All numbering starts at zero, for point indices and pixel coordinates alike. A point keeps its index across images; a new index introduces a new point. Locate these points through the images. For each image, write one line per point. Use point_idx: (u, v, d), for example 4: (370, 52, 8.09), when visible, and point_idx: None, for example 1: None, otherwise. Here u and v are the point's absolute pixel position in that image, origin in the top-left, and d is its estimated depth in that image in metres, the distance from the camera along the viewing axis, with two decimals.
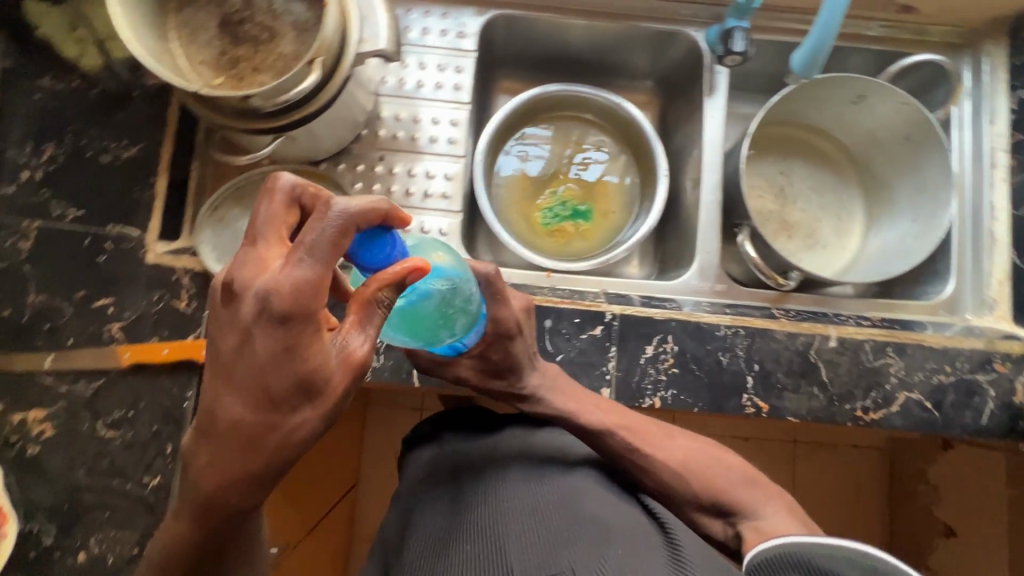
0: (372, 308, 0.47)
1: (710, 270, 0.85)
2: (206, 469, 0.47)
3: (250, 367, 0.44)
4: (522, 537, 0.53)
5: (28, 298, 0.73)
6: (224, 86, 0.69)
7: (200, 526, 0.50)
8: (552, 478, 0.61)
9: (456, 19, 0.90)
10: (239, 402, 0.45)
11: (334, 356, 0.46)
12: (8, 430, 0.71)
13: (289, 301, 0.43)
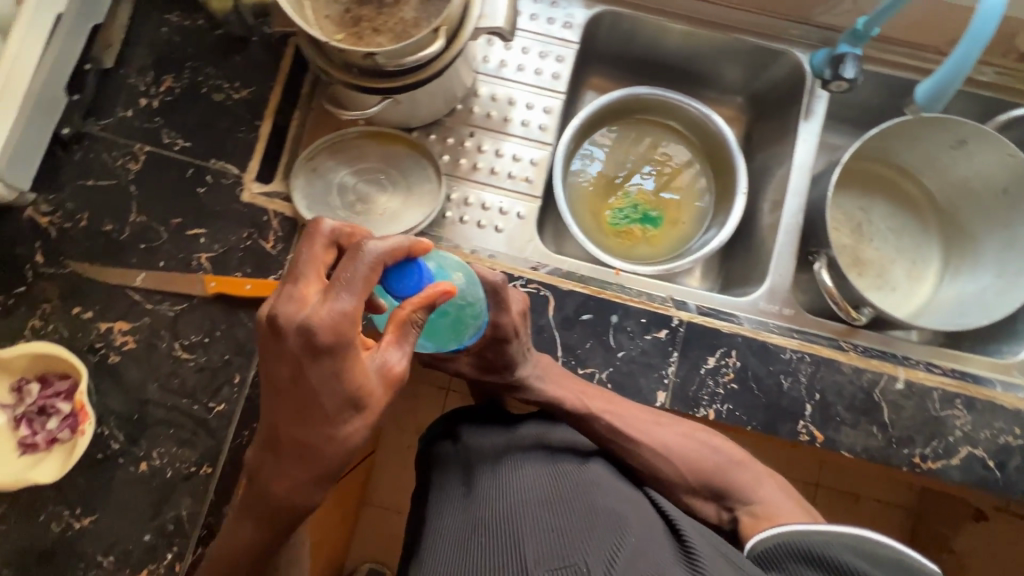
0: (407, 328, 0.49)
1: (781, 294, 0.84)
2: (271, 475, 0.51)
3: (299, 393, 0.46)
4: (535, 531, 0.52)
5: (130, 217, 0.78)
6: (344, 41, 0.71)
7: (265, 526, 0.54)
8: (565, 470, 0.60)
9: (564, 9, 0.91)
10: (292, 419, 0.48)
11: (373, 374, 0.48)
12: (94, 337, 0.75)
13: (327, 335, 0.44)
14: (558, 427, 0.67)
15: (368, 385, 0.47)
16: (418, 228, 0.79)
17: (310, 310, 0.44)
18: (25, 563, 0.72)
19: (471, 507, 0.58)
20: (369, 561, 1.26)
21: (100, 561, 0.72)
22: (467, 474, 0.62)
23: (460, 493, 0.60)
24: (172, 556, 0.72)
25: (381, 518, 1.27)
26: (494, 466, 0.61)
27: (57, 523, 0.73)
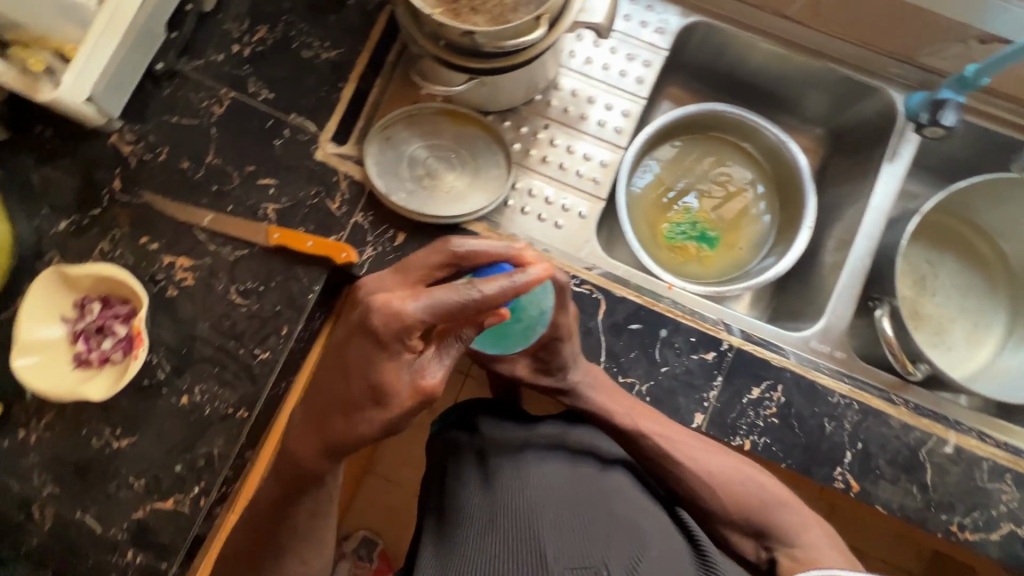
0: (451, 341, 0.49)
1: (834, 335, 0.82)
2: (301, 435, 0.54)
3: (343, 370, 0.49)
4: (557, 525, 0.52)
5: (207, 158, 0.80)
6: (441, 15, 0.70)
7: (291, 478, 0.57)
8: (587, 472, 0.60)
9: (659, 14, 0.89)
10: (333, 390, 0.50)
11: (405, 380, 0.47)
12: (156, 268, 0.78)
13: (377, 324, 0.46)
14: (577, 428, 0.66)
15: (395, 389, 0.47)
16: (481, 213, 0.79)
17: (382, 296, 0.47)
18: (63, 472, 0.75)
19: (488, 496, 0.57)
20: (364, 529, 1.28)
21: (132, 482, 0.75)
22: (483, 463, 0.61)
23: (476, 481, 0.59)
24: (199, 490, 0.75)
25: (382, 490, 1.28)
26: (514, 457, 0.60)
27: (98, 439, 0.76)
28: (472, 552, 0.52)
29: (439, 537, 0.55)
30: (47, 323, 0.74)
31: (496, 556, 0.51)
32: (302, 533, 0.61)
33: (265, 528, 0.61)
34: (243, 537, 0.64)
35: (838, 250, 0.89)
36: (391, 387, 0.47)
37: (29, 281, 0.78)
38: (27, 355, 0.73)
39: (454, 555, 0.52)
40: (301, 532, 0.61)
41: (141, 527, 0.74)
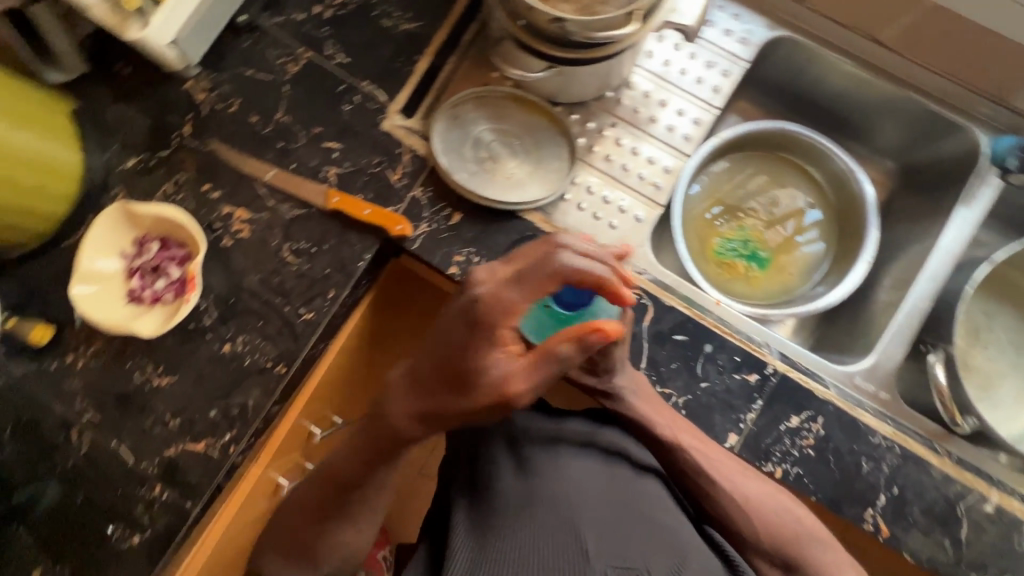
0: (548, 358, 0.49)
1: (880, 376, 0.80)
2: (395, 406, 0.57)
3: (446, 351, 0.52)
4: (598, 522, 0.53)
5: (276, 115, 0.80)
6: None
7: (376, 440, 0.61)
8: (620, 474, 0.61)
9: (744, 24, 0.88)
10: (432, 369, 0.53)
11: (496, 374, 0.50)
12: (214, 216, 0.79)
13: (486, 312, 0.49)
14: (606, 429, 0.66)
15: (486, 380, 0.50)
16: (538, 203, 0.78)
17: (488, 286, 0.51)
18: (104, 401, 0.78)
19: (526, 481, 0.57)
20: None
21: (167, 420, 0.77)
22: (516, 449, 0.61)
23: (511, 466, 0.59)
24: (230, 437, 0.76)
25: None
26: (549, 448, 0.60)
27: (140, 375, 0.78)
28: (509, 535, 0.52)
29: (474, 515, 0.56)
30: (109, 257, 0.77)
31: (535, 542, 0.51)
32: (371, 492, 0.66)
33: (335, 485, 0.66)
34: (310, 490, 0.69)
35: (894, 288, 0.87)
36: (487, 378, 0.50)
37: (94, 213, 0.81)
38: (85, 283, 0.75)
39: (493, 534, 0.53)
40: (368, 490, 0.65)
41: (171, 465, 0.76)
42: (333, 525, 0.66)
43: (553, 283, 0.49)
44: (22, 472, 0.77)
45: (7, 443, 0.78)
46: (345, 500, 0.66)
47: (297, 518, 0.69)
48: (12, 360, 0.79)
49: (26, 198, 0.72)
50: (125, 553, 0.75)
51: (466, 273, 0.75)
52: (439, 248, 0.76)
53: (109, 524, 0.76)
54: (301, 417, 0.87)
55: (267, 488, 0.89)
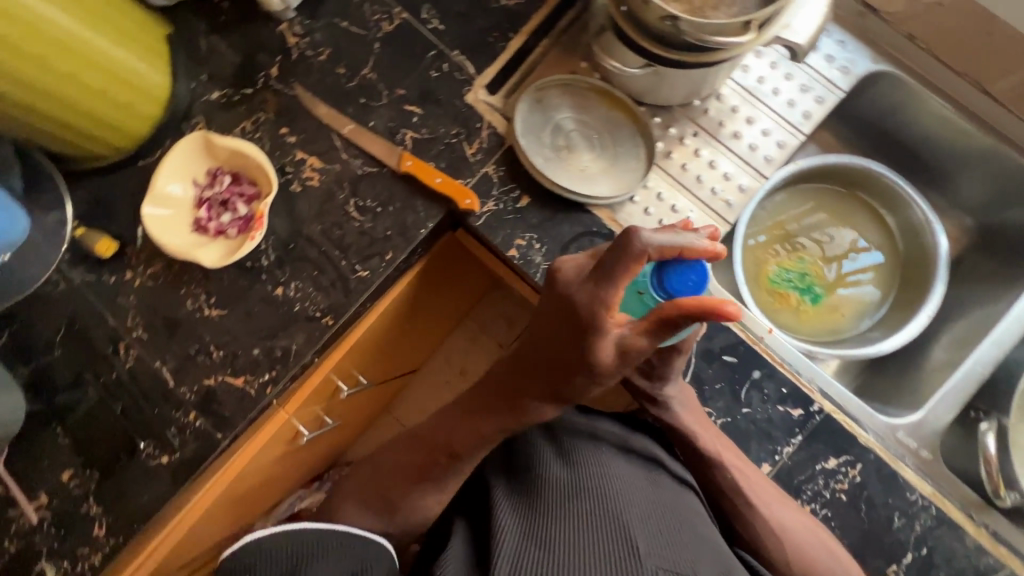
0: (667, 327, 0.47)
1: (925, 436, 0.78)
2: (519, 388, 0.59)
3: (554, 338, 0.54)
4: (643, 522, 0.53)
5: (363, 70, 0.81)
6: None
7: (485, 414, 0.62)
8: (659, 481, 0.61)
9: (848, 53, 0.86)
10: (549, 354, 0.55)
11: (610, 353, 0.50)
12: (288, 160, 0.80)
13: (584, 310, 0.51)
14: (636, 435, 0.66)
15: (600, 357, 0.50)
16: (608, 201, 0.77)
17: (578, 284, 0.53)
18: (153, 322, 0.80)
19: (570, 471, 0.57)
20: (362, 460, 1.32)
21: (212, 350, 0.79)
22: (555, 440, 0.61)
23: (552, 454, 0.59)
24: (269, 377, 0.78)
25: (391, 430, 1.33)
26: (589, 443, 0.61)
27: (192, 302, 0.79)
28: (555, 523, 0.52)
29: (516, 498, 0.56)
30: (183, 183, 0.78)
31: (583, 534, 0.51)
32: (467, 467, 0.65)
33: (434, 456, 0.65)
34: (397, 456, 0.68)
35: (953, 346, 0.86)
36: (601, 360, 0.50)
37: (173, 137, 0.82)
38: (158, 205, 0.77)
39: (538, 518, 0.53)
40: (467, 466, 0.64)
41: (208, 394, 0.78)
42: (420, 493, 0.65)
43: (638, 265, 0.48)
44: (67, 376, 0.80)
45: (56, 345, 0.80)
46: (440, 471, 0.65)
47: (375, 482, 0.68)
48: (73, 267, 0.81)
49: (112, 112, 0.74)
50: (152, 471, 0.78)
51: (525, 258, 0.75)
52: (502, 229, 0.76)
53: (141, 440, 0.78)
54: (333, 370, 0.87)
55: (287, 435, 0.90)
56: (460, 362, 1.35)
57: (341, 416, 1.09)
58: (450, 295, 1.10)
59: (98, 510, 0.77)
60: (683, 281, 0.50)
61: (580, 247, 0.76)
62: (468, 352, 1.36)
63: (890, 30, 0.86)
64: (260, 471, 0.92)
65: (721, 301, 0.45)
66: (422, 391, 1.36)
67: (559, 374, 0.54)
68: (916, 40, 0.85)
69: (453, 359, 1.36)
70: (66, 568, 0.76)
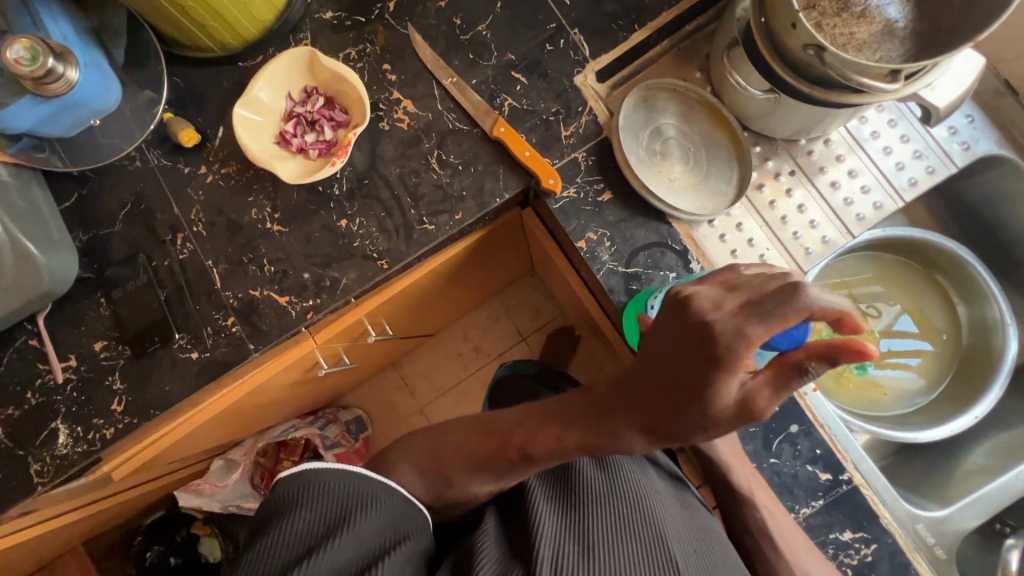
0: (795, 373, 0.41)
1: (946, 535, 0.78)
2: (617, 411, 0.53)
3: (672, 368, 0.47)
4: (673, 530, 0.62)
5: (478, 27, 0.80)
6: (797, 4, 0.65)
7: (564, 425, 0.58)
8: (682, 497, 0.69)
9: (973, 129, 0.83)
10: (653, 383, 0.49)
11: (736, 402, 0.43)
12: (383, 97, 0.79)
13: (730, 340, 0.43)
14: (659, 453, 0.75)
15: (720, 402, 0.44)
16: (690, 217, 0.74)
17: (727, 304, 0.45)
18: (215, 220, 0.80)
19: (604, 476, 0.65)
20: (359, 409, 1.31)
21: (264, 264, 0.79)
22: None
23: (587, 457, 0.67)
24: (313, 303, 0.78)
25: (395, 388, 1.33)
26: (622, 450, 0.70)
27: (257, 212, 0.80)
28: (597, 520, 0.61)
29: (555, 494, 0.64)
30: (277, 92, 0.78)
31: (623, 534, 0.60)
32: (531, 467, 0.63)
33: (502, 449, 0.63)
34: (463, 436, 0.68)
35: (996, 454, 0.85)
36: (719, 406, 0.44)
37: (277, 46, 0.82)
38: (248, 109, 0.76)
39: (578, 515, 0.61)
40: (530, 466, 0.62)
41: (251, 304, 0.79)
42: (479, 479, 0.66)
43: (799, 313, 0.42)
44: (121, 252, 0.81)
45: (119, 220, 0.81)
46: (505, 464, 0.63)
47: (433, 452, 0.70)
48: (152, 148, 0.82)
49: (231, 7, 0.74)
50: (181, 363, 0.78)
51: (591, 253, 0.74)
52: (576, 218, 0.75)
53: (176, 331, 0.79)
54: (366, 315, 0.86)
55: (306, 365, 0.89)
56: (478, 338, 1.34)
57: (358, 360, 1.08)
58: (493, 270, 1.09)
59: (121, 387, 0.79)
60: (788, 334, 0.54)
61: (650, 256, 0.74)
62: (486, 330, 1.34)
63: (1020, 118, 0.83)
64: (272, 392, 0.91)
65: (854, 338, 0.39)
66: (432, 356, 1.34)
67: (662, 408, 0.48)
68: None
69: (471, 334, 1.34)
70: (79, 434, 0.78)
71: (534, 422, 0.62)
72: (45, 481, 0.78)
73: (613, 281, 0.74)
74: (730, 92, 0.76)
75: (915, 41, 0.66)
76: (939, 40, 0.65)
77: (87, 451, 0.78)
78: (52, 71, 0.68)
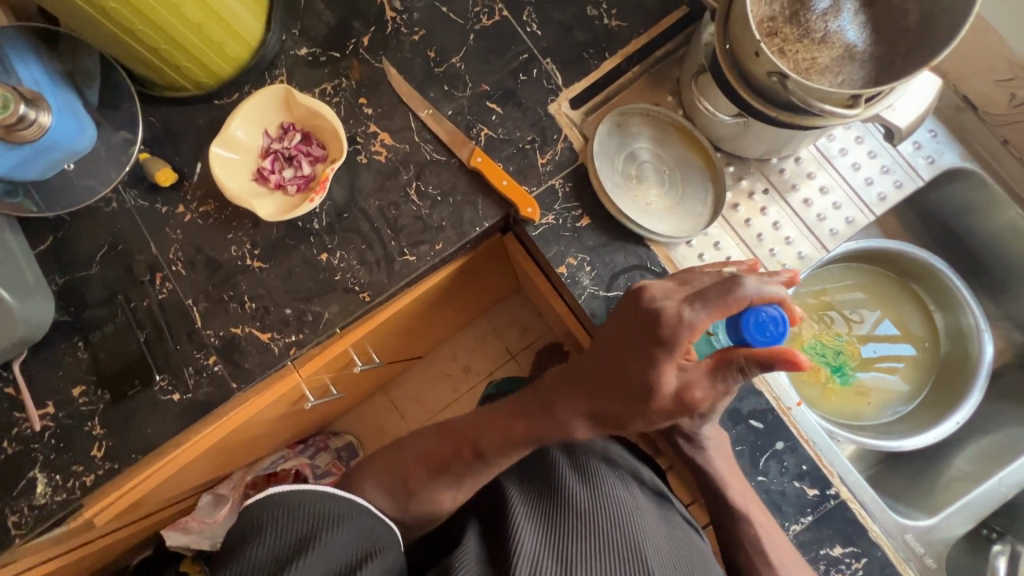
0: (729, 368, 0.51)
1: (935, 544, 0.79)
2: (565, 403, 0.61)
3: (616, 361, 0.57)
4: (654, 547, 0.61)
5: (452, 58, 0.81)
6: (758, 30, 0.66)
7: (525, 417, 0.65)
8: (664, 513, 0.69)
9: (938, 143, 0.85)
10: (607, 373, 0.58)
11: (673, 386, 0.53)
12: (360, 130, 0.80)
13: (668, 328, 0.53)
14: (644, 468, 0.75)
15: (662, 388, 0.53)
16: (667, 239, 0.75)
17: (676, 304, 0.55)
18: (194, 259, 0.80)
19: (585, 489, 0.65)
20: (348, 435, 1.30)
21: (245, 301, 0.78)
22: (573, 456, 0.70)
23: (570, 471, 0.68)
24: (295, 339, 0.77)
25: (385, 412, 1.32)
26: (606, 465, 0.70)
27: (237, 248, 0.79)
28: (580, 537, 0.60)
29: (539, 511, 0.64)
30: (254, 130, 0.78)
31: (602, 550, 0.59)
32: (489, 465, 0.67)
33: (460, 449, 0.69)
34: (425, 441, 0.72)
35: (979, 460, 0.86)
36: (661, 390, 0.53)
37: (252, 83, 0.83)
38: (225, 148, 0.77)
39: (558, 529, 0.61)
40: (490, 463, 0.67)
41: (233, 342, 0.78)
42: (437, 484, 0.69)
43: (736, 302, 0.52)
44: (99, 294, 0.80)
45: (96, 262, 0.81)
46: (463, 466, 0.68)
47: (400, 464, 0.72)
48: (129, 188, 0.81)
49: (205, 47, 0.74)
50: (162, 405, 0.77)
51: (572, 278, 0.75)
52: (556, 244, 0.76)
53: (157, 372, 0.78)
54: (352, 346, 0.85)
55: (292, 399, 0.88)
56: (467, 359, 1.33)
57: (344, 389, 1.07)
58: (479, 293, 1.09)
59: (101, 432, 0.77)
60: (762, 330, 0.53)
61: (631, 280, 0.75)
62: (475, 351, 1.34)
63: (981, 131, 0.85)
64: (258, 427, 0.90)
65: (790, 350, 0.48)
66: (422, 378, 1.33)
67: (614, 396, 0.57)
68: (1010, 146, 0.85)
69: (459, 355, 1.34)
70: (58, 482, 0.76)
71: (495, 418, 0.68)
72: (22, 533, 0.76)
73: (594, 305, 0.74)
74: (700, 116, 0.78)
75: (874, 65, 0.68)
76: (897, 63, 0.67)
77: (66, 500, 0.76)
78: (24, 117, 0.69)
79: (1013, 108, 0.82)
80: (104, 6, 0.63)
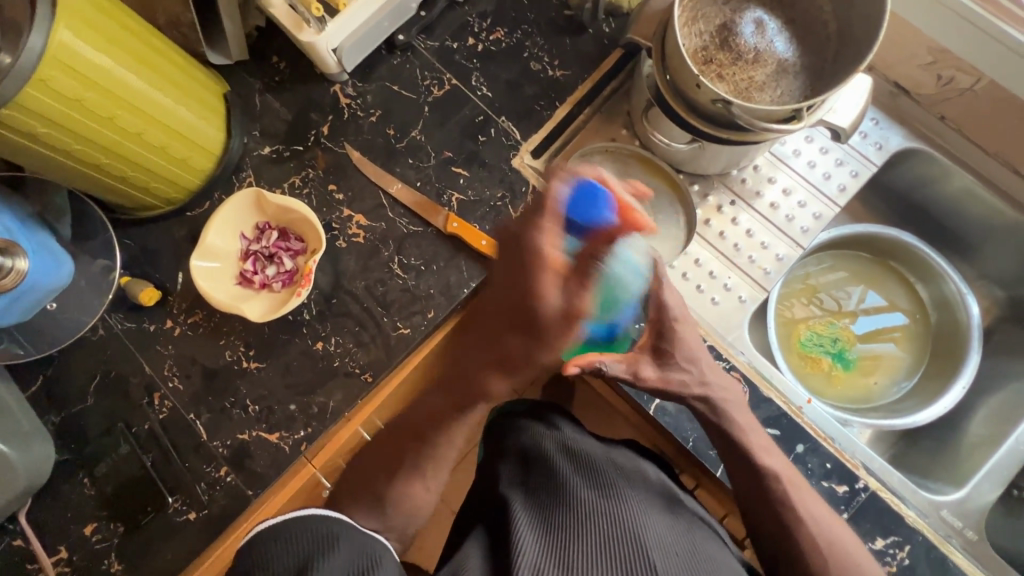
0: (587, 269, 0.58)
1: (971, 515, 0.81)
2: (479, 362, 0.64)
3: (503, 289, 0.60)
4: (661, 542, 0.55)
5: (412, 131, 0.84)
6: (691, 59, 0.70)
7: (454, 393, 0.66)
8: (679, 516, 0.63)
9: (882, 130, 0.90)
10: (511, 316, 0.59)
11: (558, 306, 0.57)
12: (334, 217, 0.81)
13: (531, 247, 0.56)
14: (648, 465, 0.71)
15: (550, 309, 0.57)
16: None
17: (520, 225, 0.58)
18: (190, 373, 0.79)
19: (596, 493, 0.60)
20: None
21: (247, 405, 0.78)
22: (577, 462, 0.66)
23: (579, 477, 0.63)
24: (304, 434, 0.77)
25: None
26: (610, 472, 0.65)
27: (231, 353, 0.79)
28: (579, 535, 0.54)
29: (543, 516, 0.58)
30: (230, 236, 0.79)
31: (600, 548, 0.53)
32: (423, 453, 0.66)
33: (402, 443, 0.66)
34: (370, 448, 0.68)
35: (993, 420, 0.87)
36: (550, 307, 0.57)
37: (221, 190, 0.84)
38: (206, 259, 0.77)
39: (564, 531, 0.55)
40: (427, 451, 0.66)
41: (242, 449, 0.77)
42: (404, 480, 0.63)
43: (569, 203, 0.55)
44: (97, 425, 0.79)
45: (89, 395, 0.79)
46: (413, 458, 0.65)
47: (356, 477, 0.65)
48: (114, 313, 0.81)
49: (173, 166, 0.76)
50: (179, 527, 0.75)
51: None
52: None
53: (169, 495, 0.76)
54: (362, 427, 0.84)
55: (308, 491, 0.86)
56: None
57: None
58: None
59: (119, 568, 0.75)
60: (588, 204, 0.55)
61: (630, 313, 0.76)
62: None
63: (919, 110, 0.90)
64: None
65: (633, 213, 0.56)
66: None
67: (519, 337, 0.60)
68: (948, 121, 0.89)
69: None
70: None
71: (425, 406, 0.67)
72: None
73: None
74: (656, 146, 0.82)
75: (806, 76, 0.73)
76: (828, 69, 0.72)
77: None
78: None
79: (942, 87, 0.86)
80: (71, 150, 0.64)
